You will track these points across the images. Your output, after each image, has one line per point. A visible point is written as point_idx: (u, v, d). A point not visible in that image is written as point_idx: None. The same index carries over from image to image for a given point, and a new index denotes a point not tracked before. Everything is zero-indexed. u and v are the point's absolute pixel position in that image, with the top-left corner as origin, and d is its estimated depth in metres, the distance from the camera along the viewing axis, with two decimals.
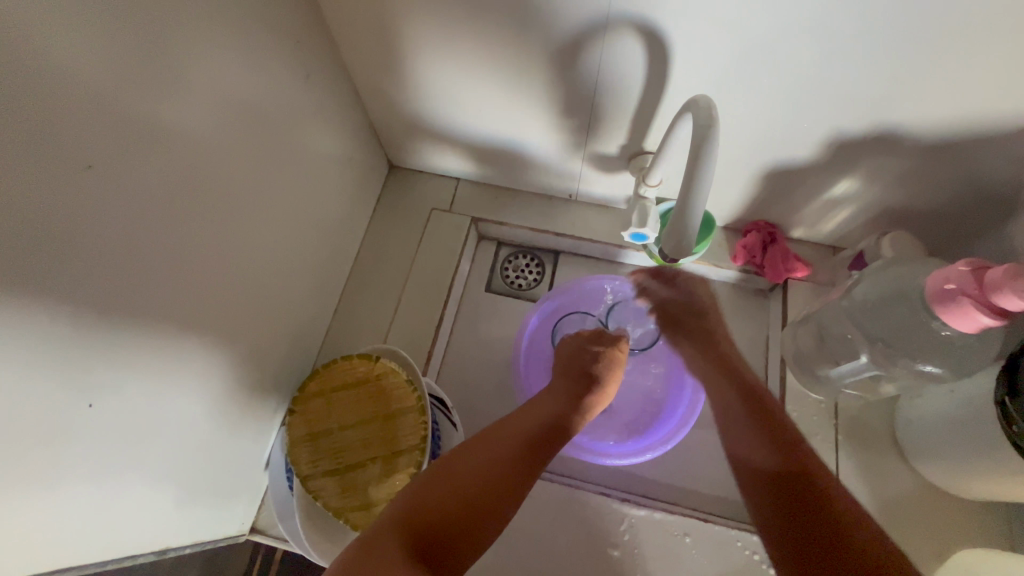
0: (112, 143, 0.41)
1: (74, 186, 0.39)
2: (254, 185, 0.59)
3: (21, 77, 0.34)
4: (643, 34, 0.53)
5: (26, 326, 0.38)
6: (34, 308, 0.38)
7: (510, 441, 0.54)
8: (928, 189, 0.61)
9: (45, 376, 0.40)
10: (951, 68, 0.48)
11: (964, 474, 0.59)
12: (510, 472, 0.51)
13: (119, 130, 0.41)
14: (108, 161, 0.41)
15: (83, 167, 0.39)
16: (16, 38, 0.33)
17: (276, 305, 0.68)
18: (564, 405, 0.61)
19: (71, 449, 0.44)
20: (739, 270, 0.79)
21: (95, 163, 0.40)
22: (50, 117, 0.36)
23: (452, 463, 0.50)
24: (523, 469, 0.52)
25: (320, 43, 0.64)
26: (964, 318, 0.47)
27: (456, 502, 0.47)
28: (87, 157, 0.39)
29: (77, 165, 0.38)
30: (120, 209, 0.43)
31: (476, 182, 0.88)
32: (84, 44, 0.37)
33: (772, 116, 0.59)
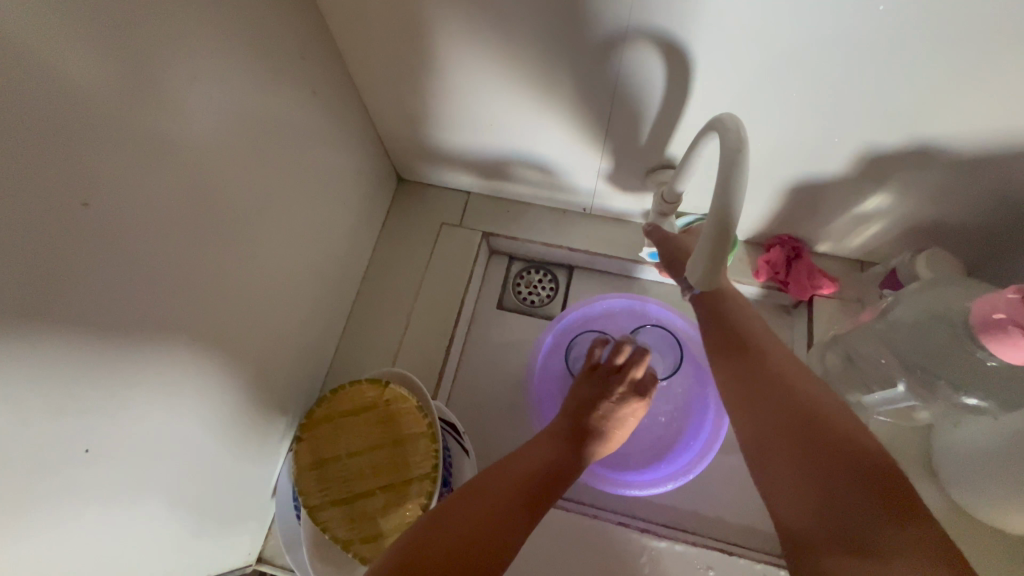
0: (109, 177, 0.39)
1: (73, 225, 0.37)
2: (259, 210, 0.56)
3: (18, 113, 0.32)
4: (667, 47, 0.50)
5: (21, 369, 0.36)
6: (30, 351, 0.36)
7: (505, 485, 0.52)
8: (967, 205, 0.58)
9: (41, 421, 0.38)
10: (1003, 81, 0.45)
11: (1009, 510, 0.55)
12: (506, 519, 0.49)
13: (117, 162, 0.39)
14: (107, 197, 0.39)
15: (81, 202, 0.37)
16: (9, 74, 0.31)
17: (283, 328, 0.66)
18: (560, 448, 0.58)
19: (71, 494, 0.42)
20: (762, 287, 0.75)
21: (92, 200, 0.38)
22: (48, 154, 0.34)
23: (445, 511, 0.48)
24: (519, 517, 0.50)
25: (328, 59, 0.62)
26: (1015, 349, 0.44)
27: (450, 551, 0.45)
28: (84, 195, 0.37)
29: (75, 205, 0.36)
30: (120, 242, 0.40)
31: (488, 196, 0.85)
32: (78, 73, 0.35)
33: (801, 130, 0.56)
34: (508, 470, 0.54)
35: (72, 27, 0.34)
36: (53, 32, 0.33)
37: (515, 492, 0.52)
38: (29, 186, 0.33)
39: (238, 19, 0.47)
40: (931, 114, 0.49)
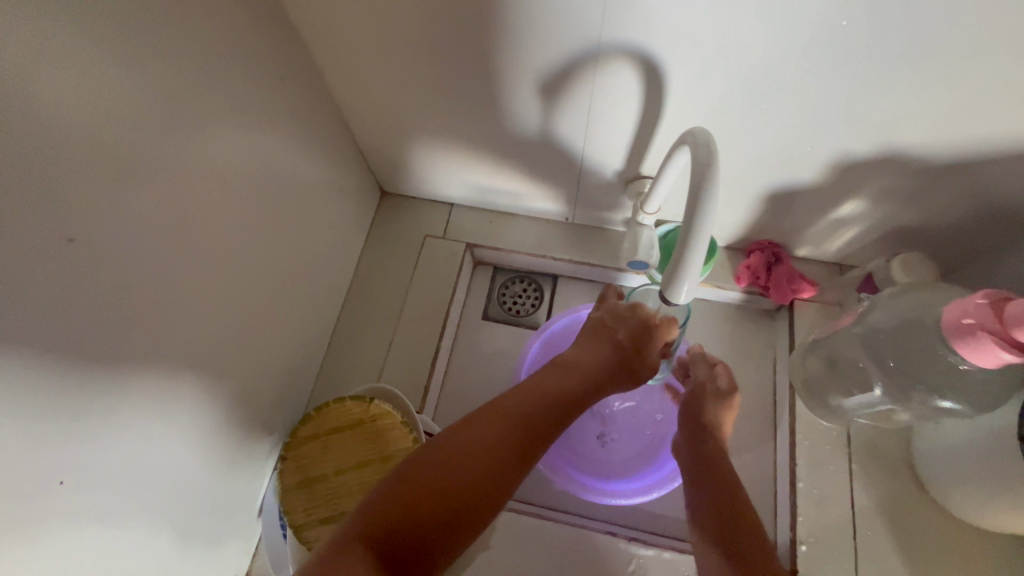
0: (84, 205, 0.38)
1: (53, 256, 0.37)
2: (240, 229, 0.56)
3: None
4: (640, 62, 0.51)
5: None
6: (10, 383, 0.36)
7: (501, 438, 0.48)
8: (938, 210, 0.59)
9: (21, 453, 0.38)
10: (966, 92, 0.46)
11: (987, 508, 0.56)
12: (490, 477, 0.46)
13: (90, 189, 0.38)
14: (90, 232, 0.39)
15: (60, 231, 0.37)
16: None
17: (268, 346, 0.66)
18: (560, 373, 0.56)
19: (51, 526, 0.41)
20: (743, 292, 0.76)
21: (77, 235, 0.38)
22: (25, 185, 0.34)
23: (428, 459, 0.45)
24: (503, 479, 0.47)
25: (308, 77, 0.62)
26: (985, 354, 0.45)
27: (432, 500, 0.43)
28: (69, 230, 0.38)
29: (55, 239, 0.37)
30: (97, 269, 0.40)
31: (471, 207, 0.86)
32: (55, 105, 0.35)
33: (775, 142, 0.57)
34: (509, 416, 0.50)
35: (47, 58, 0.34)
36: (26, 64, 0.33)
37: (509, 443, 0.48)
38: (6, 220, 0.33)
39: (215, 42, 0.47)
40: (900, 124, 0.50)
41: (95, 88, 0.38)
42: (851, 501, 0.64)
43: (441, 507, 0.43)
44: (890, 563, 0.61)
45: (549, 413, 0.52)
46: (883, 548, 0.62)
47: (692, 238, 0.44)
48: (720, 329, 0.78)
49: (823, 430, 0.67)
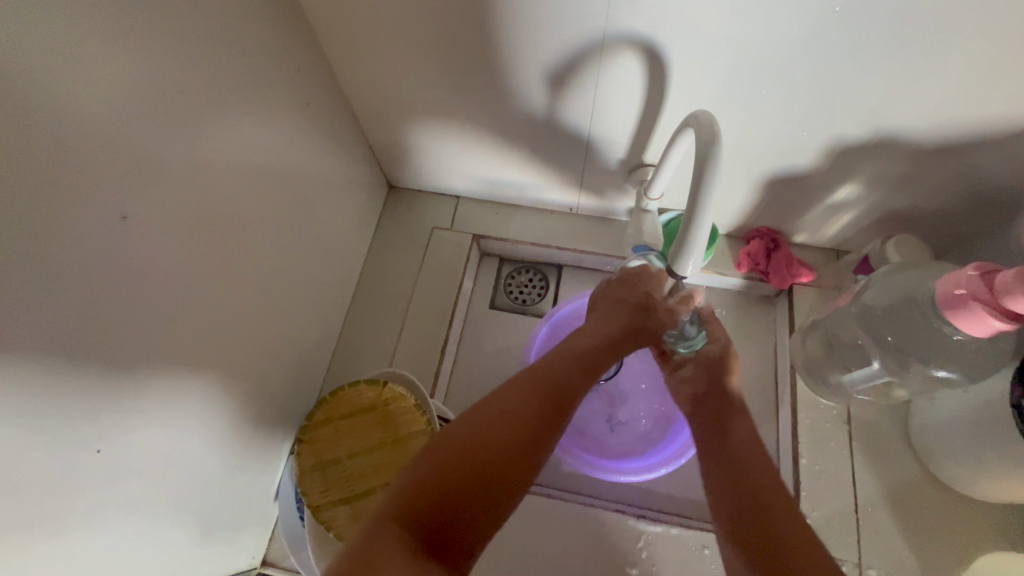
0: (123, 185, 0.41)
1: (80, 231, 0.38)
2: (256, 213, 0.58)
3: (27, 131, 0.34)
4: (642, 51, 0.53)
5: (29, 371, 0.37)
6: (38, 356, 0.37)
7: (531, 408, 0.49)
8: (930, 192, 0.61)
9: (49, 421, 0.39)
10: (949, 74, 0.48)
11: (982, 478, 0.58)
12: (527, 453, 0.46)
13: (127, 170, 0.41)
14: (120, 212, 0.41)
15: (95, 210, 0.39)
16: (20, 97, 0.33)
17: (283, 332, 0.68)
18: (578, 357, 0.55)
19: (86, 491, 0.43)
20: (744, 278, 0.78)
21: (129, 214, 0.42)
22: (57, 166, 0.36)
23: (468, 432, 0.45)
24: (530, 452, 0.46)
25: (320, 69, 0.64)
26: (976, 324, 0.47)
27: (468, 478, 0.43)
28: (122, 209, 0.41)
29: (110, 215, 0.40)
30: (130, 246, 0.43)
31: (476, 199, 0.88)
32: (102, 92, 0.38)
33: (773, 127, 0.59)
34: (535, 387, 0.51)
35: (86, 46, 0.37)
36: (70, 54, 0.36)
37: (538, 414, 0.49)
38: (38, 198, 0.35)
39: (232, 34, 0.49)
40: (889, 107, 0.53)
41: (131, 77, 0.40)
42: (850, 474, 0.66)
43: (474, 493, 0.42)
44: (889, 533, 0.63)
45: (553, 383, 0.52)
46: (882, 520, 0.64)
47: (698, 212, 0.47)
48: (722, 314, 0.80)
49: (824, 409, 0.69)
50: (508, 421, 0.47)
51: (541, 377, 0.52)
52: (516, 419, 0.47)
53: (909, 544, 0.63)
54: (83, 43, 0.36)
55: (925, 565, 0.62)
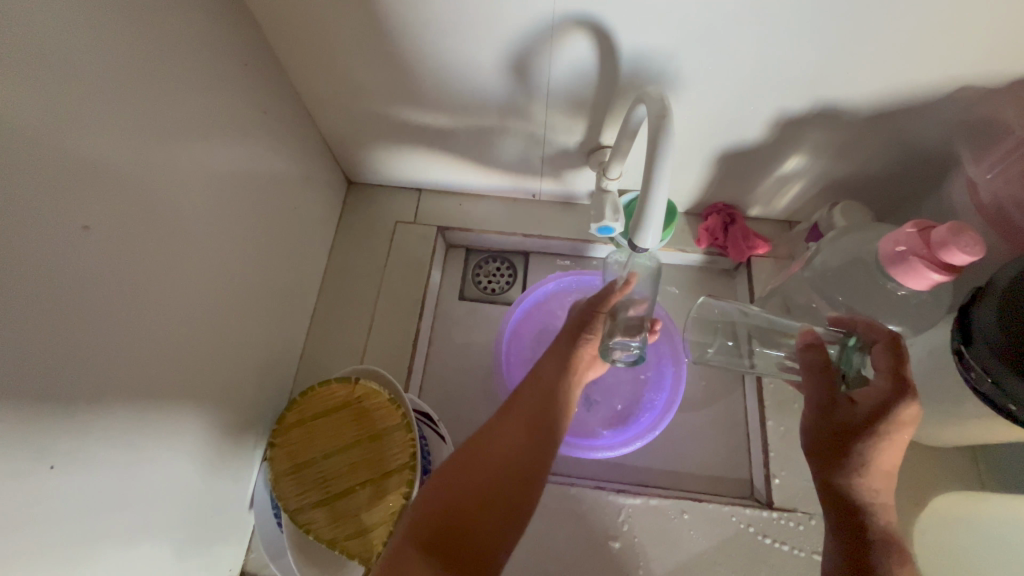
0: (74, 189, 0.39)
1: (29, 241, 0.36)
2: (214, 214, 0.55)
3: None
4: (594, 34, 0.53)
5: None
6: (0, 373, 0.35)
7: (520, 426, 0.57)
8: (871, 159, 0.65)
9: (8, 443, 0.36)
10: (887, 49, 0.51)
11: (933, 424, 0.62)
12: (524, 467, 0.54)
13: (77, 175, 0.39)
14: (65, 219, 0.39)
15: (44, 213, 0.37)
16: None
17: (250, 338, 0.65)
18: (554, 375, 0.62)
19: (53, 510, 0.40)
20: (704, 253, 0.81)
21: (86, 223, 0.40)
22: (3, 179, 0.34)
23: (476, 457, 0.54)
24: (530, 470, 0.55)
25: (271, 64, 0.62)
26: (916, 277, 0.50)
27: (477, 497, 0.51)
28: (82, 220, 0.40)
29: (71, 224, 0.39)
30: (87, 255, 0.41)
31: (439, 191, 0.87)
32: (43, 86, 0.36)
33: (725, 106, 0.61)
34: (525, 407, 0.59)
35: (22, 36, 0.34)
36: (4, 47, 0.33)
37: (529, 430, 0.57)
38: None
39: (177, 27, 0.47)
40: (833, 81, 0.55)
41: (75, 78, 0.38)
42: None
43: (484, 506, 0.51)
44: None
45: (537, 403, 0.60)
46: None
47: (652, 181, 0.48)
48: (686, 289, 0.83)
49: None
50: (506, 445, 0.55)
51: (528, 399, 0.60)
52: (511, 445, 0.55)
53: None
54: (21, 42, 0.34)
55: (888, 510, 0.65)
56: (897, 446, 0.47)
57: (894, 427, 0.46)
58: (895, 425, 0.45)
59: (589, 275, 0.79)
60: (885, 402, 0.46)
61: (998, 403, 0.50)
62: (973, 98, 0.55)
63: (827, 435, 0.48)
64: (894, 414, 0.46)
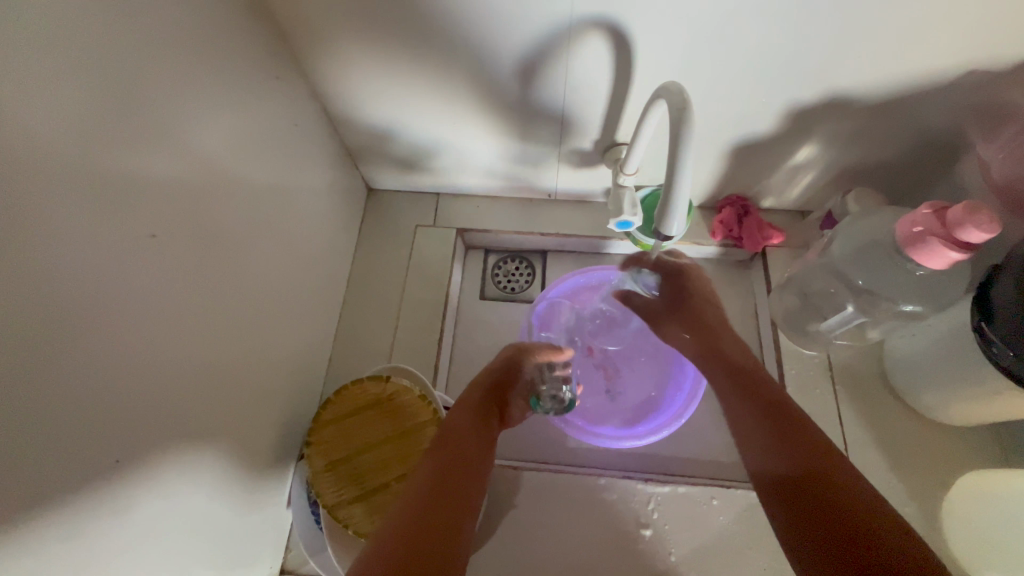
0: (130, 197, 0.41)
1: (93, 245, 0.38)
2: (253, 220, 0.58)
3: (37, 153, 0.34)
4: (609, 33, 0.55)
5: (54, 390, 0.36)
6: (67, 369, 0.37)
7: (443, 456, 0.52)
8: (882, 146, 0.66)
9: (78, 436, 0.38)
10: (891, 37, 0.52)
11: (957, 403, 0.63)
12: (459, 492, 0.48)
13: (132, 183, 0.41)
14: (123, 224, 0.41)
15: (100, 217, 0.39)
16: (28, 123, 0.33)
17: (286, 340, 0.67)
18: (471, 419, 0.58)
19: (115, 502, 0.42)
20: (720, 245, 0.82)
21: (142, 229, 0.42)
22: (62, 186, 0.36)
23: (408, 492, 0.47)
24: (467, 494, 0.49)
25: (296, 75, 0.65)
26: (934, 256, 0.52)
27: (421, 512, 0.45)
28: (151, 229, 0.44)
29: (128, 228, 0.41)
30: (143, 260, 0.43)
31: (457, 194, 0.89)
32: (93, 97, 0.38)
33: (736, 100, 0.63)
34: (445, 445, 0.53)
35: (74, 51, 0.36)
36: (62, 65, 0.36)
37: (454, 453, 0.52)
38: (51, 217, 0.35)
39: (210, 40, 0.49)
40: (841, 70, 0.57)
41: (126, 92, 0.41)
42: (839, 416, 0.70)
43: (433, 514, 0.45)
44: (880, 466, 0.67)
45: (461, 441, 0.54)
46: (873, 456, 0.67)
47: (677, 173, 0.50)
48: None
49: (808, 359, 0.73)
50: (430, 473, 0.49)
51: (450, 436, 0.54)
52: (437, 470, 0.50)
53: (898, 475, 0.66)
54: (79, 60, 0.37)
55: (916, 491, 0.66)
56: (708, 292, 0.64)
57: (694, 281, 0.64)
58: (692, 278, 0.64)
59: (600, 271, 0.79)
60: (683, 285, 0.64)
61: (1022, 376, 0.51)
62: (980, 79, 0.56)
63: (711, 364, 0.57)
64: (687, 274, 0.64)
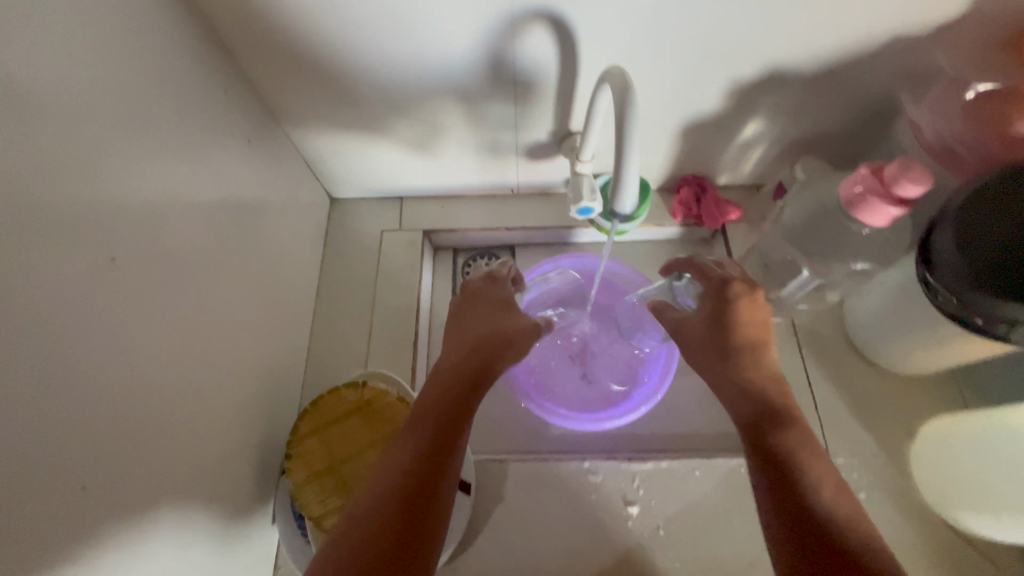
0: (78, 216, 0.40)
1: (44, 268, 0.37)
2: (214, 236, 0.56)
3: None
4: (552, 25, 0.56)
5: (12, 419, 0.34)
6: (22, 396, 0.35)
7: (409, 446, 0.50)
8: (823, 116, 0.69)
9: (43, 466, 0.36)
10: (820, 11, 0.55)
11: (912, 354, 0.66)
12: (423, 485, 0.48)
13: (78, 201, 0.40)
14: (74, 245, 0.40)
15: (49, 238, 0.38)
16: None
17: (258, 356, 0.66)
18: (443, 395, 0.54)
19: (90, 533, 0.40)
20: (681, 225, 0.84)
21: (94, 248, 0.41)
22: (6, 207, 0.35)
23: (373, 492, 0.47)
24: (433, 490, 0.48)
25: (245, 88, 0.64)
26: (876, 213, 0.54)
27: (384, 517, 0.45)
28: (109, 250, 0.43)
29: (79, 249, 0.40)
30: (98, 281, 0.42)
31: (420, 197, 0.89)
32: (28, 116, 0.36)
33: (680, 82, 0.65)
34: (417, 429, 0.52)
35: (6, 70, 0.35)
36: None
37: (422, 443, 0.50)
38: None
39: (152, 55, 0.48)
40: (779, 44, 0.59)
41: (64, 109, 0.39)
42: (807, 379, 0.72)
43: (394, 519, 0.45)
44: (849, 422, 0.69)
45: (429, 429, 0.52)
46: (842, 413, 0.70)
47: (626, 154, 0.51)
48: (668, 262, 0.86)
49: (775, 325, 0.75)
50: (397, 465, 0.49)
51: (418, 425, 0.52)
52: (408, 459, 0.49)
53: (866, 429, 0.69)
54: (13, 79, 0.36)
55: (883, 442, 0.68)
56: (760, 317, 0.55)
57: (741, 299, 0.56)
58: (740, 294, 0.56)
59: (569, 258, 0.80)
60: (720, 292, 0.56)
61: (968, 320, 0.54)
62: (907, 45, 0.59)
63: (737, 374, 0.53)
64: (733, 290, 0.56)
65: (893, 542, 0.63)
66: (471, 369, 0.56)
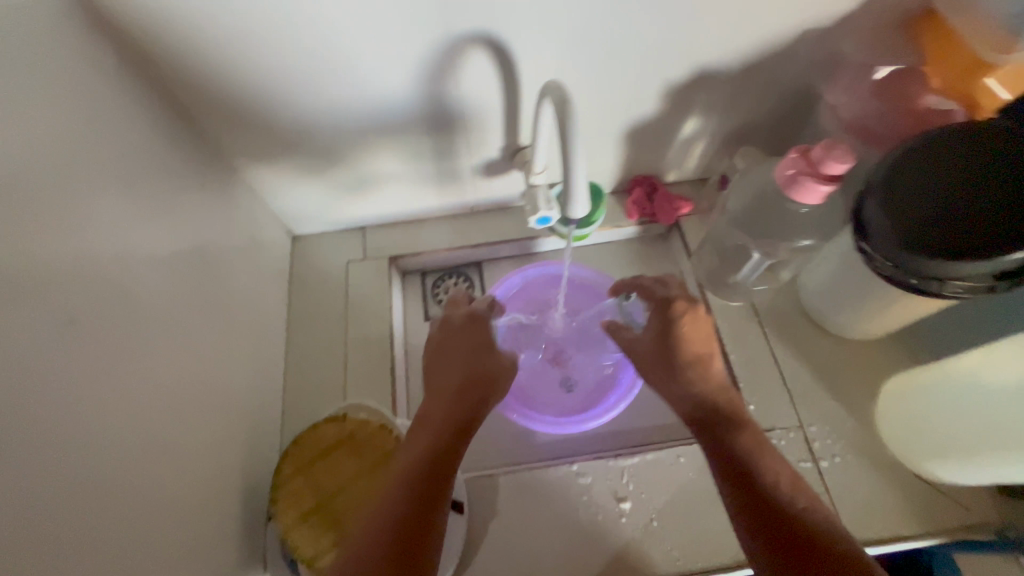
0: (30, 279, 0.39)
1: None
2: (174, 285, 0.56)
3: None
4: (489, 47, 0.59)
5: None
6: None
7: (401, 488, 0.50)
8: (753, 109, 0.73)
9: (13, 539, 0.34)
10: (735, 13, 0.59)
11: (864, 319, 0.70)
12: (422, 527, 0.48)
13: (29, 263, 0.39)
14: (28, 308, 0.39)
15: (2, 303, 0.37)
16: None
17: (232, 402, 0.65)
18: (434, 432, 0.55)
19: None
20: (637, 224, 0.87)
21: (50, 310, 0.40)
22: None
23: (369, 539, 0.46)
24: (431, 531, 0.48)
25: (193, 135, 0.64)
26: (810, 192, 0.58)
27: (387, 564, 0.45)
28: (66, 311, 0.42)
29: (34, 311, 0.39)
30: (56, 343, 0.40)
31: (381, 225, 0.90)
32: None
33: (617, 89, 0.68)
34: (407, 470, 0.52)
35: None
36: None
37: (416, 485, 0.50)
38: None
39: (93, 110, 0.48)
40: (703, 46, 0.63)
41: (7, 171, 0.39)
42: (772, 356, 0.75)
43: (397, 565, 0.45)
44: (817, 392, 0.73)
45: (422, 468, 0.51)
46: (810, 384, 0.73)
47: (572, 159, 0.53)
48: (629, 260, 0.89)
49: (735, 309, 0.78)
50: (392, 508, 0.48)
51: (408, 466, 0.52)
52: (402, 502, 0.49)
53: (833, 396, 0.72)
54: None
55: (850, 406, 0.72)
56: (704, 331, 0.60)
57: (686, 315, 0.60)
58: (684, 311, 0.60)
59: (534, 267, 0.81)
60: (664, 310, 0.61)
61: (903, 280, 0.57)
62: (818, 37, 0.64)
63: (689, 385, 0.57)
64: (679, 307, 0.60)
65: (868, 500, 0.66)
66: (456, 408, 0.57)
